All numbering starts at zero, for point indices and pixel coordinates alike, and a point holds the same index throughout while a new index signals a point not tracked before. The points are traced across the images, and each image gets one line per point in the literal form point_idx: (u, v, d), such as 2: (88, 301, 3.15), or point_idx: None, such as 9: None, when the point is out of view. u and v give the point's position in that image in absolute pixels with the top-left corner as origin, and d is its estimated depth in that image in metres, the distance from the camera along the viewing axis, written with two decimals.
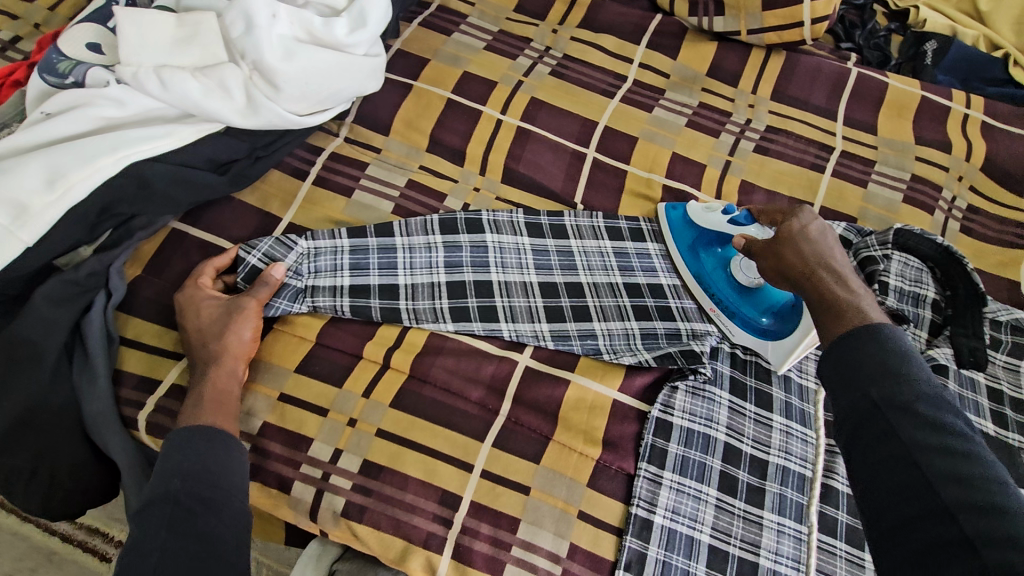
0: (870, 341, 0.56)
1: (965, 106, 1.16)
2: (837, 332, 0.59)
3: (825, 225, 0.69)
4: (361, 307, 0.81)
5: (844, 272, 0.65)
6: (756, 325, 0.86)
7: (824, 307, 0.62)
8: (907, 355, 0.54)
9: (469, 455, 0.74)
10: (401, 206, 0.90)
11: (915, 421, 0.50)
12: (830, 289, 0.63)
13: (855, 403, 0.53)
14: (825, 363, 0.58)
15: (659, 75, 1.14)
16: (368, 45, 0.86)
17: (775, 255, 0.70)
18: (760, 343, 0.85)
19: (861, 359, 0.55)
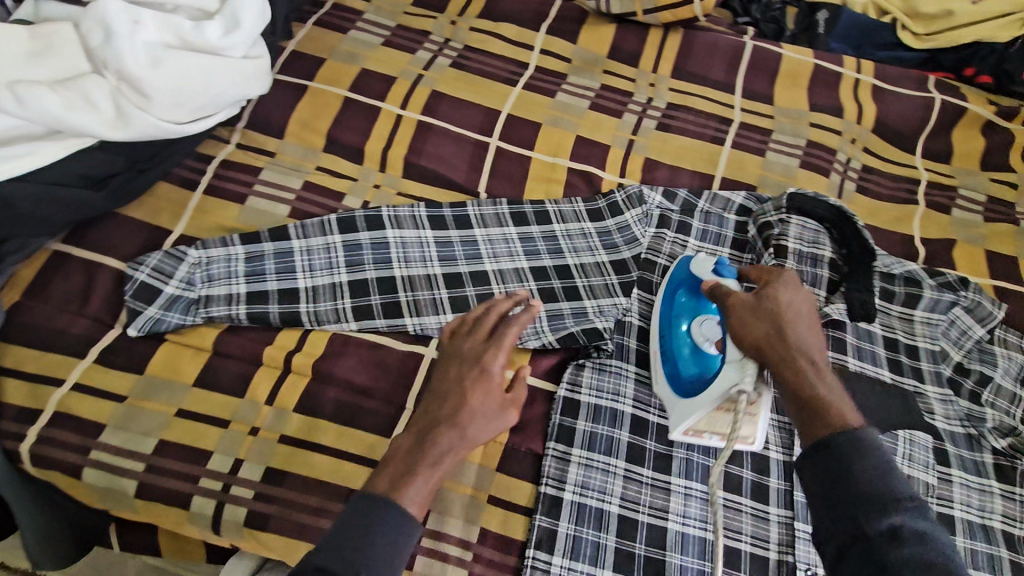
0: (853, 455, 0.54)
1: (855, 71, 1.20)
2: (815, 437, 0.57)
3: (806, 304, 0.68)
4: (258, 314, 0.79)
5: (814, 357, 0.63)
6: (678, 376, 0.77)
7: (800, 400, 0.60)
8: (890, 473, 0.53)
9: (375, 452, 0.73)
10: (297, 209, 0.89)
11: (904, 552, 0.49)
12: (802, 376, 0.62)
13: (843, 529, 0.52)
14: (805, 472, 0.56)
15: (560, 60, 1.15)
16: (246, 48, 0.85)
17: (748, 320, 0.67)
18: (672, 397, 0.78)
19: (844, 475, 0.54)
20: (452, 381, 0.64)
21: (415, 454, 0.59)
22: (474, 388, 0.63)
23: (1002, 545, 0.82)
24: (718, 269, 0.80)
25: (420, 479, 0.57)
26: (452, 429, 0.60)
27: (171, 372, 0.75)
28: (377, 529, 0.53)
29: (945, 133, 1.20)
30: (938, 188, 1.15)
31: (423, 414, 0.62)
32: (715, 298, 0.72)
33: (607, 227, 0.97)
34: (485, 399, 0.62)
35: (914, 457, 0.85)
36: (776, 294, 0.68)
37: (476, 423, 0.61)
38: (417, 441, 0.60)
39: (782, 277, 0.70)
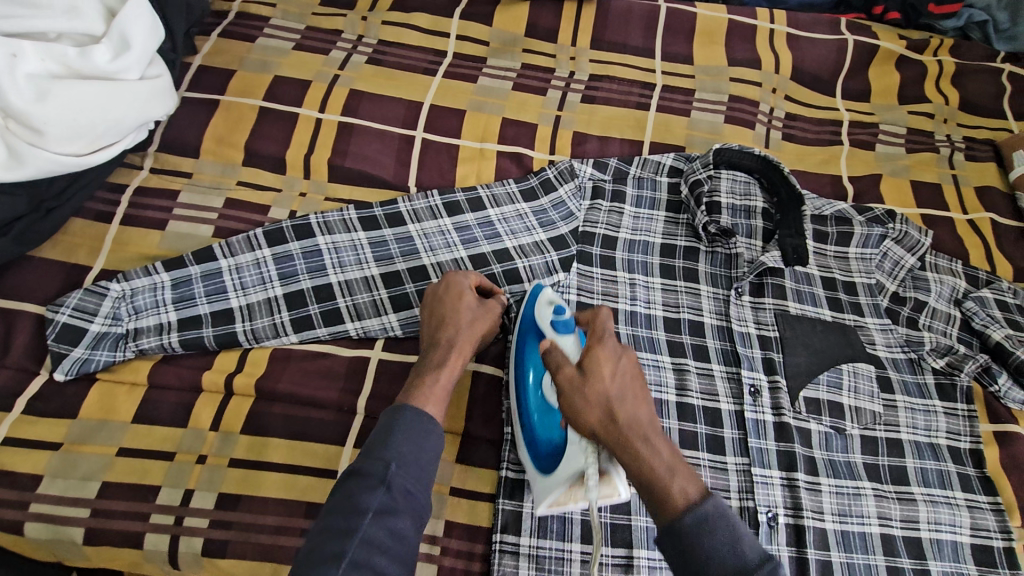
0: (702, 535, 0.55)
1: (769, 21, 1.22)
2: (664, 518, 0.57)
3: (625, 367, 0.67)
4: (192, 340, 0.77)
5: (646, 429, 0.62)
6: (536, 447, 0.71)
7: (645, 483, 0.59)
8: (737, 541, 0.54)
9: (331, 461, 0.73)
10: (221, 228, 0.87)
11: None
12: (641, 457, 0.60)
13: None
14: (665, 550, 0.57)
15: (478, 44, 1.13)
16: (141, 68, 0.83)
17: (581, 403, 0.64)
18: (534, 471, 0.71)
19: (698, 556, 0.54)
20: (430, 301, 0.76)
21: (423, 363, 0.70)
22: (453, 295, 0.75)
23: (950, 461, 0.85)
24: (556, 320, 0.75)
25: (430, 380, 0.67)
26: (448, 334, 0.72)
27: (109, 412, 0.73)
28: (400, 427, 0.60)
29: (863, 71, 1.23)
30: (861, 126, 1.18)
31: (423, 333, 0.74)
32: (551, 370, 0.68)
33: (541, 206, 0.97)
34: (467, 304, 0.75)
35: (859, 389, 0.88)
36: (598, 368, 0.66)
37: (464, 323, 0.73)
38: (424, 353, 0.71)
39: (603, 340, 0.68)
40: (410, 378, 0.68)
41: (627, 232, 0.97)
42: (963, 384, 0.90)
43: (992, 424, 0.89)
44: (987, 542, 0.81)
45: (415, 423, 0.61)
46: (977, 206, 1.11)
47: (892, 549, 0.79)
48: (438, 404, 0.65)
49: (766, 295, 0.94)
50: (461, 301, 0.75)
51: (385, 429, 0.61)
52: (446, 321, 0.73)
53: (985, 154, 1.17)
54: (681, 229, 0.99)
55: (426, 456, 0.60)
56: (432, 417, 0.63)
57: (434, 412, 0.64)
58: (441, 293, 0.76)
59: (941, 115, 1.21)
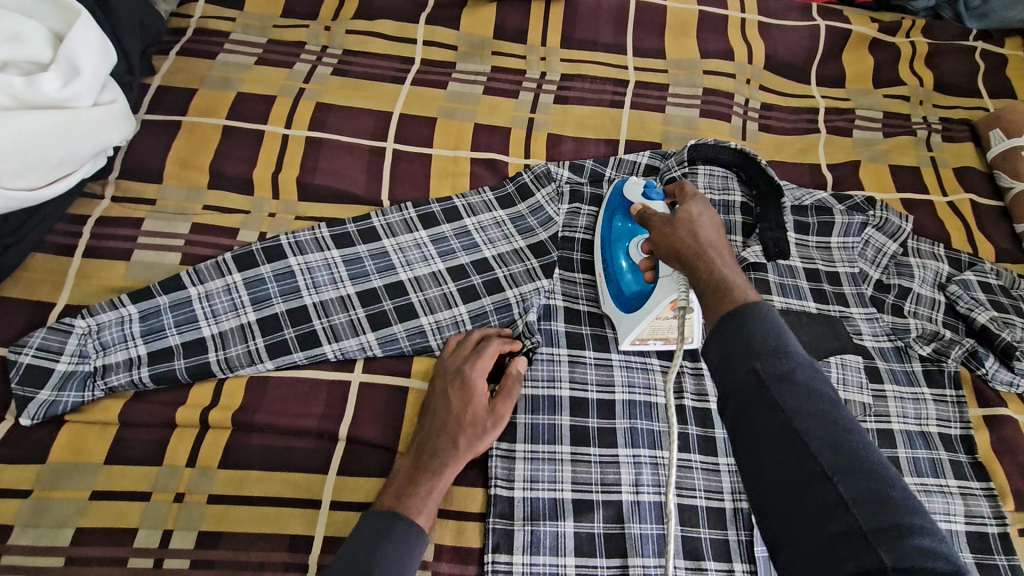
0: (750, 318, 0.54)
1: (741, 11, 1.20)
2: (718, 308, 0.57)
3: (715, 218, 0.69)
4: (164, 373, 0.74)
5: (727, 260, 0.63)
6: (622, 294, 0.83)
7: (711, 285, 0.60)
8: (784, 332, 0.53)
9: (314, 492, 0.71)
10: (189, 254, 0.84)
11: (795, 394, 0.50)
12: (715, 271, 0.61)
13: (740, 376, 0.52)
14: (710, 341, 0.56)
15: (446, 48, 1.11)
16: (93, 95, 0.81)
17: (668, 227, 0.67)
18: (620, 313, 0.83)
19: (743, 335, 0.53)
20: (438, 395, 0.75)
21: (419, 466, 0.70)
22: (463, 401, 0.74)
23: (941, 448, 0.85)
24: (646, 190, 0.82)
25: (422, 492, 0.68)
26: (449, 444, 0.71)
27: (78, 455, 0.70)
28: (388, 539, 0.62)
29: (836, 57, 1.22)
30: (837, 113, 1.17)
31: (425, 428, 0.73)
32: (642, 222, 0.73)
33: (519, 212, 0.95)
34: (476, 412, 0.73)
35: (848, 381, 0.87)
36: (688, 207, 0.69)
37: (469, 436, 0.72)
38: (421, 453, 0.71)
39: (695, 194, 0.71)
40: (403, 479, 0.69)
41: None
42: (950, 370, 0.90)
43: (981, 408, 0.89)
44: (982, 528, 0.80)
45: (401, 533, 0.63)
46: (956, 187, 1.11)
47: None
48: (425, 517, 0.67)
49: None
50: (472, 408, 0.73)
51: (376, 532, 0.63)
52: (449, 429, 0.72)
53: (961, 134, 1.17)
54: None
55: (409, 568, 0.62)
56: (417, 535, 0.64)
57: (423, 524, 0.67)
58: (452, 393, 0.74)
59: (916, 97, 1.20)
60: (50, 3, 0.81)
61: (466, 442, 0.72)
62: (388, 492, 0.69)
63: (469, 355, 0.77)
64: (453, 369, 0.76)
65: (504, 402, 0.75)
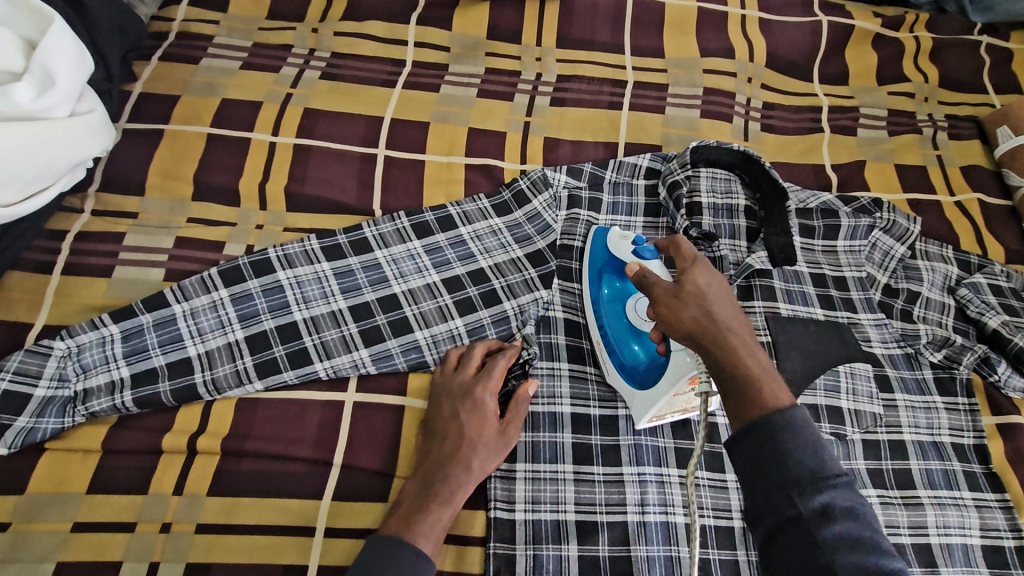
0: (784, 438, 0.52)
1: (740, 7, 1.17)
2: (747, 416, 0.54)
3: (724, 285, 0.63)
4: (148, 396, 0.71)
5: (746, 340, 0.59)
6: (633, 368, 0.76)
7: (736, 382, 0.56)
8: (821, 454, 0.52)
9: (308, 518, 0.68)
10: (173, 269, 0.81)
11: (833, 527, 0.48)
12: (738, 360, 0.57)
13: (774, 505, 0.50)
14: (737, 450, 0.54)
15: (438, 49, 1.08)
16: (69, 104, 0.77)
17: (677, 304, 0.61)
18: (632, 390, 0.76)
19: (776, 457, 0.52)
20: (447, 417, 0.72)
21: (428, 489, 0.68)
22: (474, 423, 0.71)
23: (955, 458, 0.83)
24: (638, 248, 0.78)
25: (433, 515, 0.66)
26: (461, 468, 0.69)
27: (58, 484, 0.67)
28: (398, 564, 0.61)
29: (838, 53, 1.19)
30: (841, 111, 1.14)
31: (432, 451, 0.71)
32: (641, 288, 0.67)
33: (516, 220, 0.92)
34: (488, 434, 0.71)
35: (857, 391, 0.85)
36: (695, 276, 0.63)
37: (481, 458, 0.70)
38: (430, 475, 0.69)
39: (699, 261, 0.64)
40: (412, 502, 0.67)
41: None
42: (962, 377, 0.88)
43: (994, 416, 0.87)
44: (998, 542, 0.78)
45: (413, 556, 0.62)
46: (964, 187, 1.08)
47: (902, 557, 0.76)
48: (436, 541, 0.65)
49: (755, 298, 0.90)
50: (484, 430, 0.71)
51: (385, 556, 0.61)
52: (459, 452, 0.70)
53: (968, 131, 1.14)
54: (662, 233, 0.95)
55: None
56: (428, 559, 0.62)
57: (429, 551, 0.64)
58: (463, 414, 0.72)
59: (922, 94, 1.17)
60: (22, 8, 0.77)
61: (478, 465, 0.69)
62: (394, 515, 0.66)
63: (479, 374, 0.75)
64: (463, 388, 0.74)
65: (513, 427, 0.73)
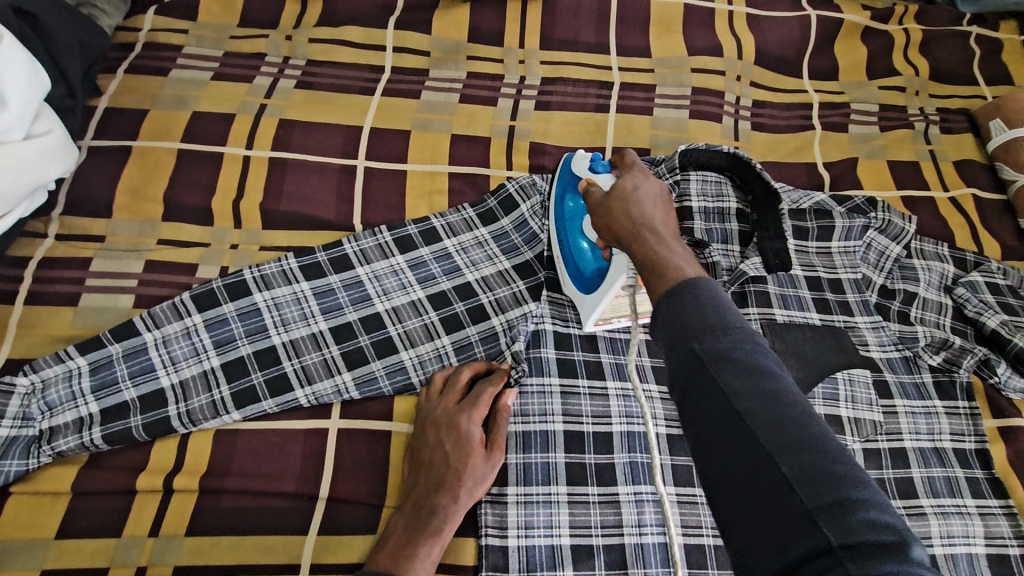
0: (689, 298, 0.50)
1: (727, 3, 1.14)
2: (656, 285, 0.54)
3: (657, 190, 0.65)
4: (118, 432, 0.68)
5: (669, 234, 0.60)
6: (581, 273, 0.79)
7: (649, 266, 0.56)
8: (727, 307, 0.49)
9: (292, 556, 0.65)
10: (144, 295, 0.77)
11: (734, 371, 0.45)
12: (648, 246, 0.58)
13: (680, 357, 0.47)
14: (654, 321, 0.51)
15: (418, 55, 1.04)
16: (24, 126, 0.73)
17: (602, 208, 0.65)
18: (581, 296, 0.79)
19: (683, 313, 0.49)
20: (432, 448, 0.69)
21: (416, 524, 0.65)
22: (459, 452, 0.68)
23: (957, 465, 0.81)
24: (593, 164, 0.78)
25: (423, 552, 0.63)
26: (447, 499, 0.66)
27: (23, 530, 0.63)
28: None
29: (828, 48, 1.16)
30: (832, 108, 1.12)
31: (418, 485, 0.68)
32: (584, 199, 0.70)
33: (502, 230, 0.89)
34: (474, 463, 0.68)
35: (857, 398, 0.82)
36: (624, 183, 0.66)
37: (468, 487, 0.67)
38: (417, 510, 0.66)
39: (634, 171, 0.67)
40: (401, 539, 0.64)
41: None
42: (963, 380, 0.85)
43: (995, 419, 0.85)
44: (1003, 550, 0.76)
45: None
46: (957, 182, 1.07)
47: None
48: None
49: (750, 305, 0.88)
50: (470, 458, 0.68)
51: None
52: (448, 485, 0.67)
53: (960, 125, 1.12)
54: None
55: None
56: None
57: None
58: (447, 443, 0.69)
59: (913, 87, 1.15)
60: None
61: (465, 495, 0.67)
62: (383, 552, 0.64)
63: (464, 402, 0.72)
64: (447, 416, 0.71)
65: (500, 447, 0.70)
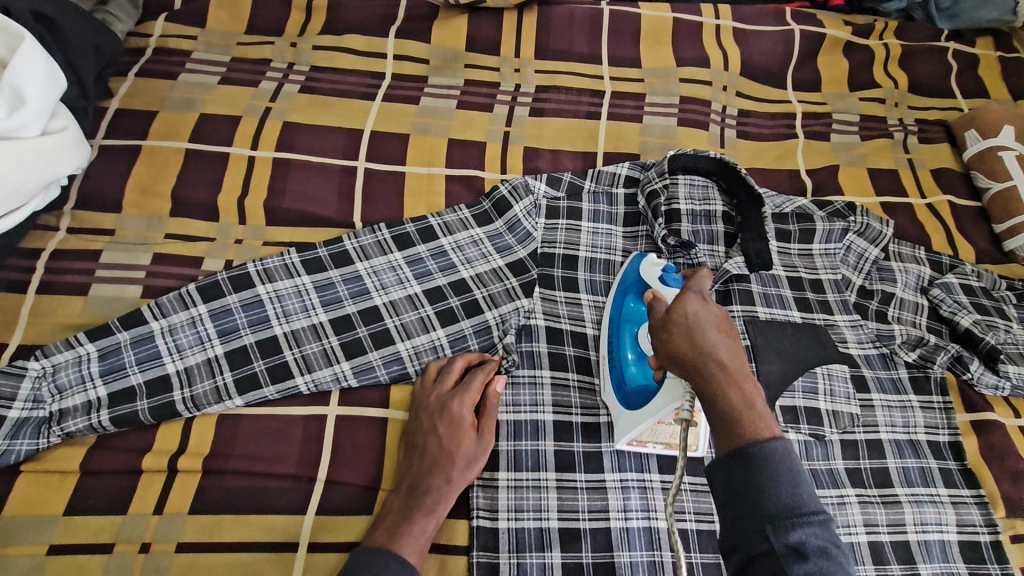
0: (762, 471, 0.53)
1: (715, 17, 1.20)
2: (730, 445, 0.55)
3: (715, 311, 0.63)
4: (125, 415, 0.70)
5: (740, 369, 0.59)
6: (623, 385, 0.77)
7: (722, 415, 0.57)
8: (799, 487, 0.52)
9: (291, 534, 0.68)
10: (151, 286, 0.80)
11: (802, 564, 0.49)
12: (722, 392, 0.57)
13: (751, 534, 0.51)
14: (721, 475, 0.55)
15: (417, 62, 1.08)
16: (41, 123, 0.76)
17: (666, 335, 0.62)
18: (619, 407, 0.77)
19: (750, 484, 0.53)
20: (426, 430, 0.73)
21: (411, 502, 0.68)
22: (451, 435, 0.72)
23: (930, 456, 0.84)
24: (664, 275, 0.77)
25: (416, 528, 0.66)
26: (441, 481, 0.69)
27: (35, 507, 0.66)
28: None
29: (811, 61, 1.21)
30: (814, 117, 1.16)
31: (413, 466, 0.71)
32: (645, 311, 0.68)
33: (496, 229, 0.92)
34: (466, 446, 0.71)
35: (834, 392, 0.86)
36: (687, 305, 0.63)
37: (461, 470, 0.70)
38: (412, 490, 0.69)
39: (694, 288, 0.64)
40: (396, 515, 0.68)
41: (586, 249, 0.93)
42: (936, 376, 0.89)
43: (967, 413, 0.89)
44: (974, 537, 0.80)
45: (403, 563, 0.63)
46: (934, 189, 1.11)
47: (881, 557, 0.77)
48: (421, 552, 0.66)
49: (733, 303, 0.92)
50: (462, 440, 0.72)
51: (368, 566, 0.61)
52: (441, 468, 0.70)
53: (937, 135, 1.17)
54: (641, 242, 0.96)
55: None
56: (412, 567, 0.63)
57: (416, 561, 0.65)
58: (441, 429, 0.72)
59: (892, 99, 1.20)
60: None
61: (458, 478, 0.70)
62: (379, 527, 0.67)
63: (456, 387, 0.75)
64: (441, 401, 0.74)
65: (489, 430, 0.73)
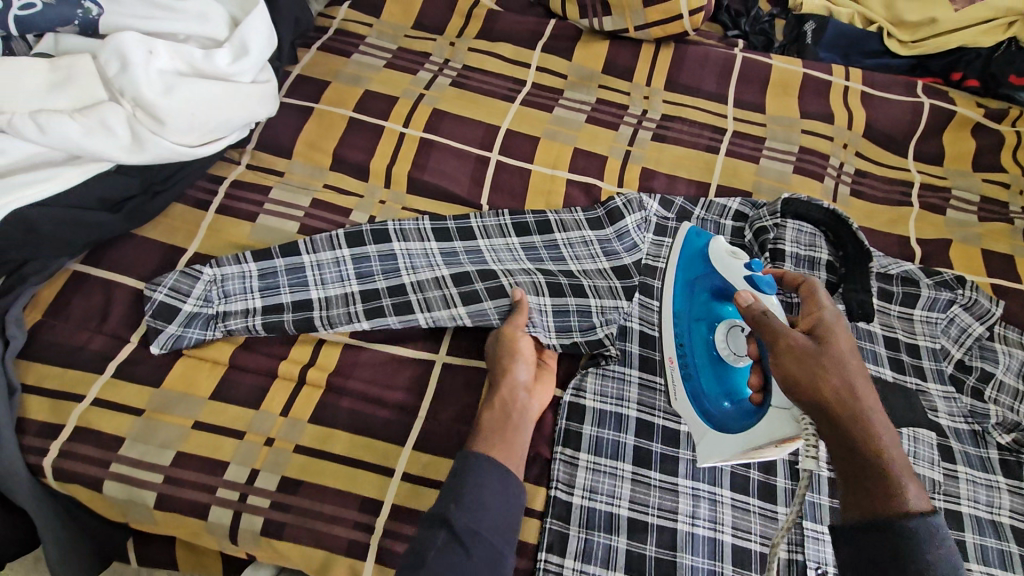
0: (923, 547, 0.54)
1: (844, 78, 1.23)
2: (890, 514, 0.55)
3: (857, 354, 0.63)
4: (272, 323, 0.80)
5: (880, 417, 0.58)
6: (714, 409, 0.78)
7: (878, 473, 0.56)
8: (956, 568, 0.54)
9: (390, 460, 0.75)
10: (307, 226, 0.93)
11: None
12: (876, 443, 0.57)
13: None
14: (876, 543, 0.55)
15: (557, 76, 1.18)
16: (252, 73, 0.89)
17: (820, 371, 0.60)
18: (709, 429, 0.78)
19: (895, 559, 0.54)
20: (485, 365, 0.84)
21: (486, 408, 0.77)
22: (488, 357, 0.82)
23: (1012, 541, 0.82)
24: (758, 280, 0.75)
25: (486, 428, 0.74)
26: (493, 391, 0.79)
27: (188, 386, 0.77)
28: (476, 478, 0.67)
29: (936, 135, 1.22)
30: (932, 190, 1.17)
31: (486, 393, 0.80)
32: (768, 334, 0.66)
33: (607, 235, 0.98)
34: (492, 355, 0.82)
35: (919, 455, 0.86)
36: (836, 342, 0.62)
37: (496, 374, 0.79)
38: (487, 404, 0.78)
39: (836, 325, 0.65)
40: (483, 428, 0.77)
41: None
42: None
43: None
44: None
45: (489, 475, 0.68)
46: None
47: None
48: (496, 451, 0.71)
49: None
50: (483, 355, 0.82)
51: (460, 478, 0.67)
52: (501, 444, 0.71)
53: None
54: None
55: (508, 508, 0.67)
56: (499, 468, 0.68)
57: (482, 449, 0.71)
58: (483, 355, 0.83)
59: (1019, 186, 1.18)
60: None
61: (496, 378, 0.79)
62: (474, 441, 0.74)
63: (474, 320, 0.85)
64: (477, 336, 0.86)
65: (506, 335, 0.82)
